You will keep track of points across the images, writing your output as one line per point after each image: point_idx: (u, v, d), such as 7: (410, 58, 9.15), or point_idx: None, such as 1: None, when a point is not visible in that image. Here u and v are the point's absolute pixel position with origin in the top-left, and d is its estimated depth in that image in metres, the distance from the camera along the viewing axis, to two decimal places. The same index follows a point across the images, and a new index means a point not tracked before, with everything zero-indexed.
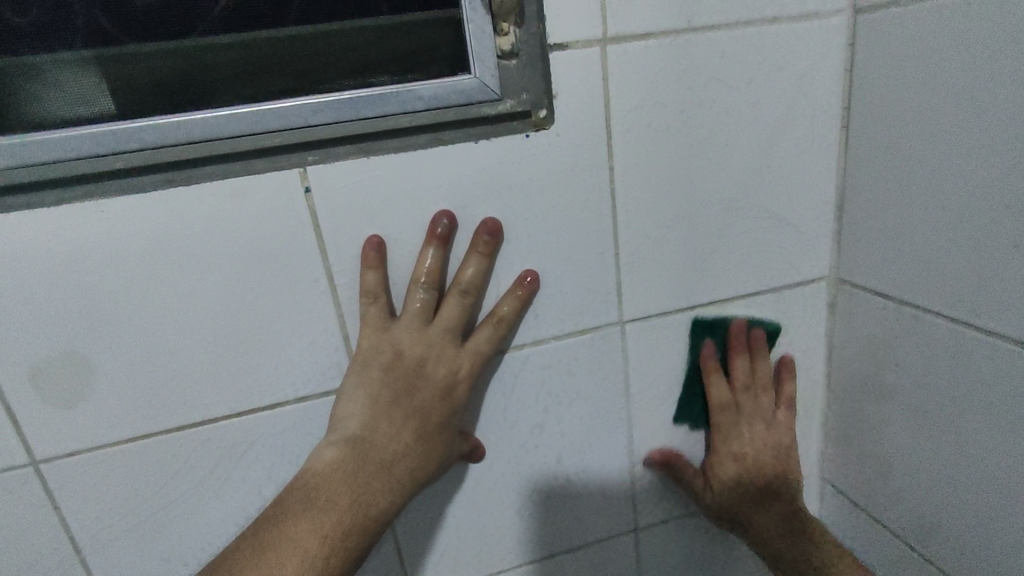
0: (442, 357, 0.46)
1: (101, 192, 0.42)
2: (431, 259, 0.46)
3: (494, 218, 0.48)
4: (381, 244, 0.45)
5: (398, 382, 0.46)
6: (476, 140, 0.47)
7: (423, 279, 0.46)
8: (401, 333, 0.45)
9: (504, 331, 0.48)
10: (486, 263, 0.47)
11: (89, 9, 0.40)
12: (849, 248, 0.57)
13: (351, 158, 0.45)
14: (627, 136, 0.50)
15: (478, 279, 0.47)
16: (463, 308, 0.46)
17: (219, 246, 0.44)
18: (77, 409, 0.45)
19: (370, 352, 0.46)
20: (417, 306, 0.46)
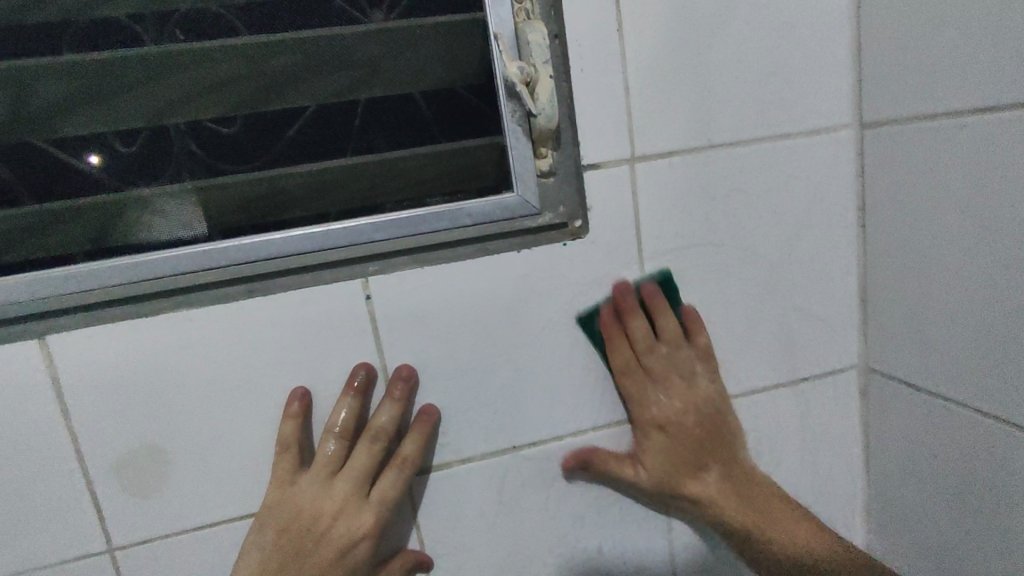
0: (343, 512, 0.48)
1: (192, 303, 0.47)
2: (346, 409, 0.49)
3: (408, 364, 0.51)
4: (304, 396, 0.49)
5: (295, 539, 0.48)
6: (518, 249, 0.52)
7: (334, 431, 0.49)
8: (304, 488, 0.48)
9: (408, 473, 0.50)
10: (398, 413, 0.50)
11: (184, 140, 0.48)
12: (876, 340, 0.59)
13: (408, 268, 0.50)
14: (656, 241, 0.54)
15: (387, 427, 0.49)
16: (371, 457, 0.49)
17: (289, 349, 0.49)
18: (153, 498, 0.49)
19: (273, 509, 0.48)
20: (326, 457, 0.49)
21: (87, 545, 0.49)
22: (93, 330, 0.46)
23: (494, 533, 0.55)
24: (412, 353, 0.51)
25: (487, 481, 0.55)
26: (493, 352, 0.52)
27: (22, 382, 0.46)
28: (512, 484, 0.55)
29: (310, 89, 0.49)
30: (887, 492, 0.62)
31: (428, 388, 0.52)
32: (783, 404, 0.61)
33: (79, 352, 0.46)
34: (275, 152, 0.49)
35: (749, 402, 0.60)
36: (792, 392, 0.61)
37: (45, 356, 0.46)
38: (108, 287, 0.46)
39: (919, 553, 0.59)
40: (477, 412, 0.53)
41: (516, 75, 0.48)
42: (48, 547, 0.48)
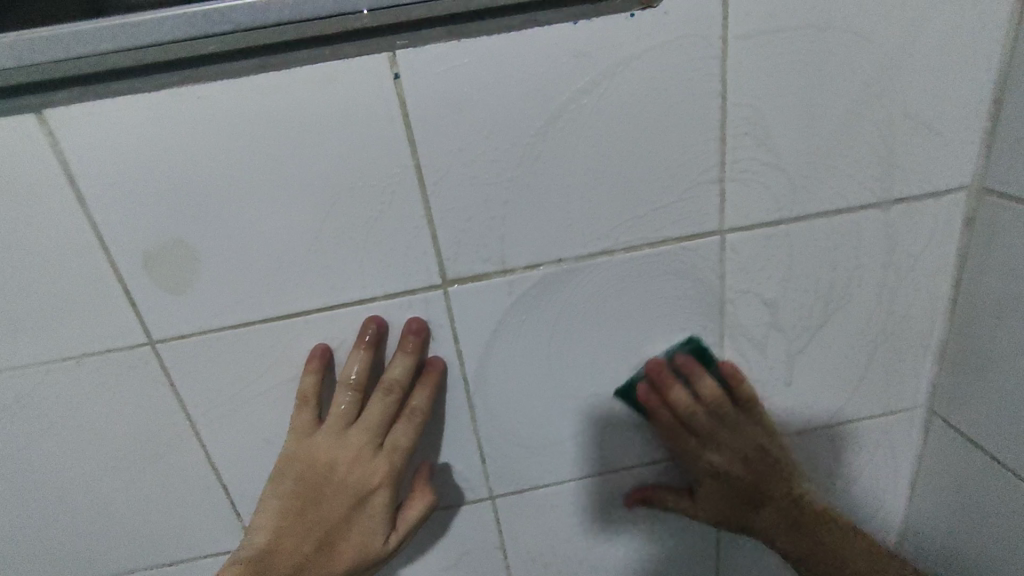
0: (360, 460, 0.50)
1: (200, 77, 0.41)
2: (360, 362, 0.49)
3: (420, 317, 0.51)
4: (324, 351, 0.50)
5: (313, 487, 0.50)
6: (573, 21, 0.42)
7: (349, 382, 0.50)
8: (322, 436, 0.50)
9: (420, 420, 0.51)
10: (412, 362, 0.50)
11: None
12: (1002, 152, 0.49)
13: (442, 43, 0.42)
14: (748, 15, 0.44)
15: (401, 377, 0.50)
16: (385, 407, 0.50)
17: (312, 140, 0.43)
18: (186, 293, 0.47)
19: (291, 457, 0.51)
20: (344, 405, 0.50)
21: (127, 337, 0.49)
22: (97, 106, 0.41)
23: (537, 346, 0.54)
24: (450, 151, 0.45)
25: (530, 295, 0.51)
26: (539, 151, 0.46)
27: (32, 165, 0.42)
28: (557, 298, 0.52)
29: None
30: (972, 330, 0.56)
31: (466, 190, 0.46)
32: (870, 230, 0.53)
33: (87, 131, 0.42)
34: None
35: (830, 226, 0.52)
36: (884, 215, 0.53)
37: (48, 133, 0.41)
38: (101, 55, 0.40)
39: (998, 393, 0.54)
40: (520, 220, 0.48)
41: None
42: (91, 336, 0.48)
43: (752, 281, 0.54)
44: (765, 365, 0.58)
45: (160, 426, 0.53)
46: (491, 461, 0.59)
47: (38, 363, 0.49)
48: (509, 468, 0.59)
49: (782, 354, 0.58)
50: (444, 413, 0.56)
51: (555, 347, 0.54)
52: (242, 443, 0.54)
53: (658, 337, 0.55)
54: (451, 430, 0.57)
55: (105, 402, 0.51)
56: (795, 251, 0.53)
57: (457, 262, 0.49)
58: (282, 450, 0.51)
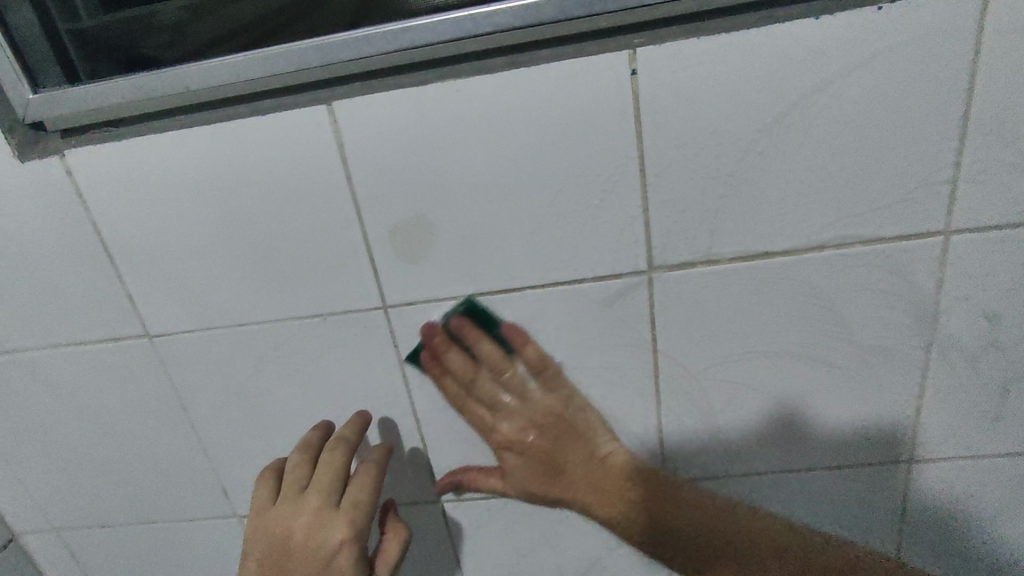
0: (318, 521, 0.55)
1: (457, 74, 0.47)
2: (313, 438, 0.59)
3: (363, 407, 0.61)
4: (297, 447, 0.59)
5: (278, 556, 0.55)
6: (817, 16, 0.43)
7: (299, 452, 0.58)
8: (281, 508, 0.56)
9: (375, 477, 0.57)
10: (353, 426, 0.59)
11: None
12: None
13: (681, 41, 0.44)
14: (1008, 8, 0.42)
15: (349, 436, 0.58)
16: (331, 468, 0.56)
17: (547, 131, 0.47)
18: (418, 265, 0.54)
19: (262, 531, 0.56)
20: (298, 476, 0.57)
21: (365, 300, 0.56)
22: (372, 97, 0.48)
23: (729, 339, 0.55)
24: (673, 145, 0.47)
25: (732, 287, 0.52)
26: (761, 146, 0.47)
27: (315, 148, 0.50)
28: (758, 292, 0.52)
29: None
30: None
31: (683, 181, 0.48)
32: None
33: (360, 119, 0.49)
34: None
35: None
36: None
37: (330, 121, 0.49)
38: (383, 54, 0.46)
39: None
40: (733, 212, 0.49)
41: None
42: (336, 296, 0.56)
43: (973, 287, 0.51)
44: (975, 380, 0.55)
45: (380, 380, 0.60)
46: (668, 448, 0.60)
47: (292, 317, 0.58)
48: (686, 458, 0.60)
49: (998, 370, 0.54)
50: (629, 396, 0.58)
51: (749, 341, 0.54)
52: (445, 403, 0.60)
53: (857, 338, 0.54)
54: (633, 414, 0.59)
55: (338, 356, 0.59)
56: None
57: (664, 250, 0.51)
58: (247, 537, 0.57)
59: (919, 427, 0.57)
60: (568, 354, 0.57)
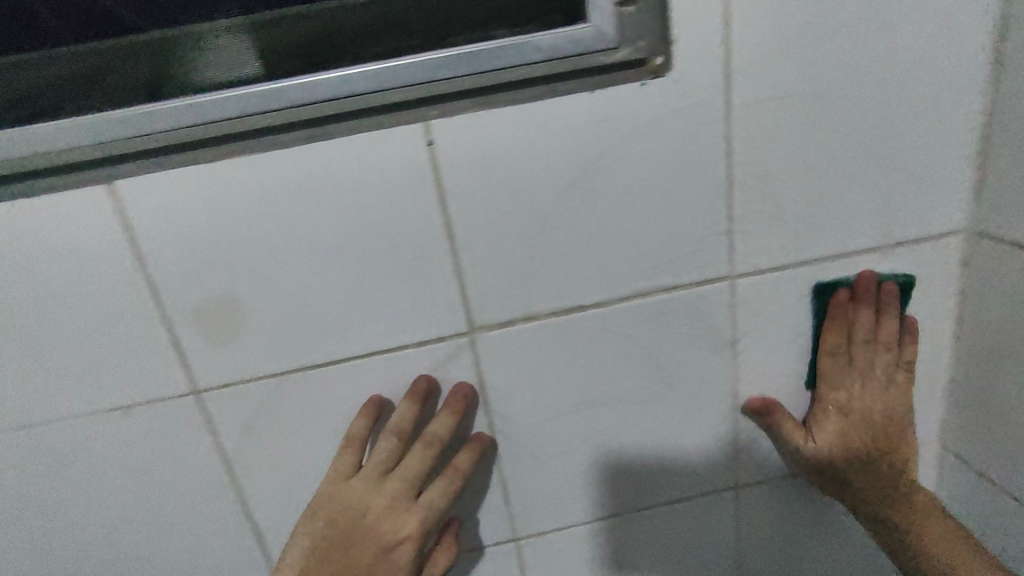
0: (389, 515, 0.51)
1: (252, 148, 0.46)
2: (404, 416, 0.52)
3: (424, 374, 0.54)
4: (378, 407, 0.53)
5: (343, 531, 0.51)
6: (591, 90, 0.46)
7: (395, 433, 0.52)
8: (360, 483, 0.52)
9: (458, 483, 0.53)
10: (454, 422, 0.53)
11: None
12: (992, 199, 0.52)
13: (471, 112, 0.46)
14: (749, 82, 0.48)
15: (442, 433, 0.52)
16: (419, 461, 0.52)
17: (351, 202, 0.47)
18: (230, 345, 0.51)
19: (325, 500, 0.52)
20: (379, 463, 0.52)
21: (173, 387, 0.52)
22: (160, 174, 0.46)
23: (558, 390, 0.56)
24: (477, 210, 0.48)
25: (552, 341, 0.54)
26: (560, 206, 0.49)
27: (98, 229, 0.46)
28: (577, 344, 0.54)
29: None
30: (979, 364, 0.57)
31: (493, 243, 0.50)
32: (872, 272, 0.56)
33: (149, 197, 0.46)
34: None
35: (835, 269, 0.55)
36: (885, 259, 0.55)
37: (114, 200, 0.46)
38: (166, 132, 0.44)
39: (1009, 429, 0.56)
40: (543, 271, 0.51)
41: None
42: (139, 386, 0.51)
43: (762, 323, 0.56)
44: (779, 405, 0.60)
45: (200, 472, 0.55)
46: (515, 501, 0.60)
47: (88, 413, 0.52)
48: (532, 509, 0.61)
49: (795, 394, 0.60)
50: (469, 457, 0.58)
51: (576, 391, 0.56)
52: (278, 488, 0.56)
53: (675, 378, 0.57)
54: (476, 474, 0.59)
55: (148, 450, 0.54)
56: (802, 293, 0.56)
57: (484, 311, 0.52)
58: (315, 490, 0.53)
59: (739, 454, 0.62)
60: (402, 422, 0.55)
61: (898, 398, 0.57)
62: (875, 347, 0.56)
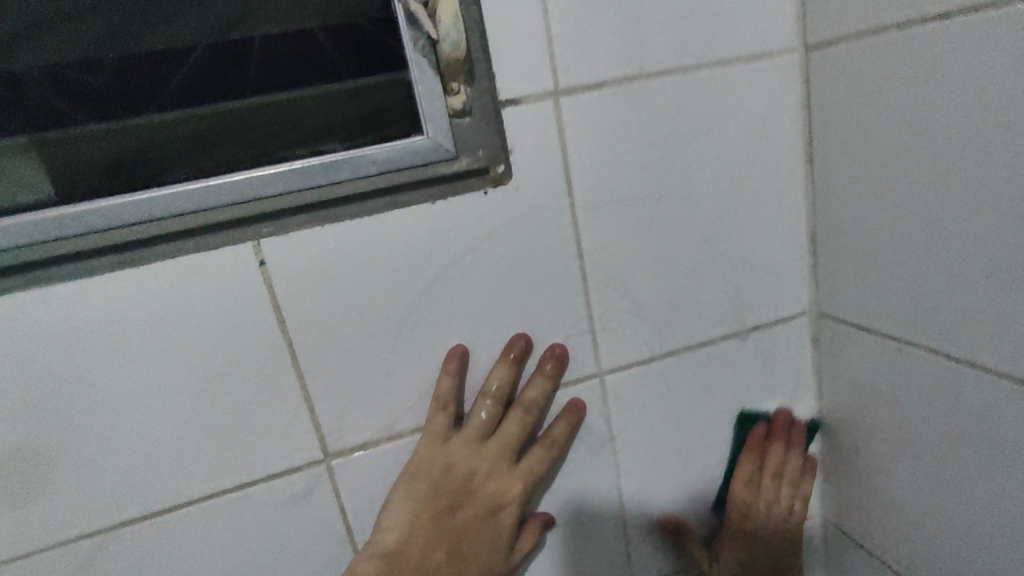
0: (494, 476, 0.49)
1: (53, 279, 0.41)
2: (502, 378, 0.49)
3: (459, 344, 0.48)
4: (464, 355, 0.48)
5: (434, 494, 0.47)
6: (433, 200, 0.46)
7: (530, 407, 0.49)
8: (459, 446, 0.48)
9: (556, 453, 0.51)
10: (550, 385, 0.50)
11: (43, 92, 0.41)
12: (828, 281, 0.55)
13: (308, 227, 0.44)
14: (589, 186, 0.49)
15: (539, 400, 0.49)
16: (521, 427, 0.49)
17: (177, 329, 0.43)
18: (28, 507, 0.43)
19: (417, 471, 0.47)
20: (482, 418, 0.49)
21: None
22: None
23: None
24: (321, 328, 0.45)
25: None
26: (412, 317, 0.47)
27: None
28: None
29: (185, 23, 0.42)
30: (844, 440, 0.59)
31: (342, 361, 0.46)
32: (734, 357, 0.57)
33: None
34: (160, 97, 0.43)
35: (698, 357, 0.56)
36: (743, 344, 0.57)
37: None
38: None
39: (876, 500, 0.56)
40: (400, 386, 0.48)
41: None
42: None
43: (636, 417, 0.55)
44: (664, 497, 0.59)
45: None
46: None
47: None
48: None
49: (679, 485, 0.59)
50: None
51: None
52: None
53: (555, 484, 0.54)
54: None
55: None
56: (671, 384, 0.56)
57: (338, 434, 0.47)
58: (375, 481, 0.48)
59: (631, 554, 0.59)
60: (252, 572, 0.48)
61: (798, 519, 0.59)
62: (782, 481, 0.58)
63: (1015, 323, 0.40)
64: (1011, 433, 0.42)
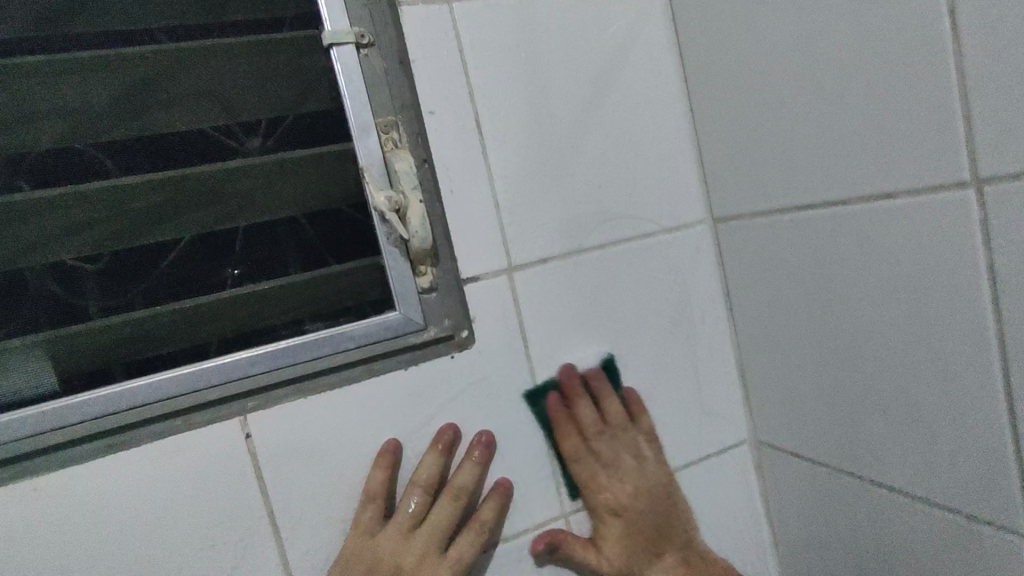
0: (421, 568, 0.48)
1: (42, 468, 0.43)
2: (431, 466, 0.50)
3: (393, 438, 0.50)
4: (395, 450, 0.50)
5: None
6: (405, 365, 0.51)
7: (458, 494, 0.50)
8: (386, 540, 0.48)
9: (485, 537, 0.51)
10: (480, 472, 0.51)
11: (42, 280, 0.46)
12: (761, 413, 0.62)
13: (290, 399, 0.48)
14: (543, 344, 0.55)
15: (468, 486, 0.50)
16: (449, 514, 0.50)
17: (160, 508, 0.45)
18: None
19: (347, 564, 0.47)
20: (409, 510, 0.49)
21: None
22: None
23: None
24: (300, 494, 0.48)
25: None
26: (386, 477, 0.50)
27: None
28: None
29: (201, 219, 0.49)
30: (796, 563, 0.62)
31: (320, 526, 0.49)
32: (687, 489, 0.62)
33: None
34: (154, 284, 0.48)
35: None
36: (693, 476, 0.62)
37: None
38: None
39: None
40: None
41: (383, 203, 0.49)
42: None
43: None
44: None
45: None
46: None
47: None
48: None
49: None
50: None
51: None
52: None
53: None
54: None
55: None
56: None
57: None
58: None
59: None
60: None
61: (659, 478, 0.58)
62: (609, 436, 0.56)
63: (917, 450, 0.47)
64: (936, 551, 0.48)
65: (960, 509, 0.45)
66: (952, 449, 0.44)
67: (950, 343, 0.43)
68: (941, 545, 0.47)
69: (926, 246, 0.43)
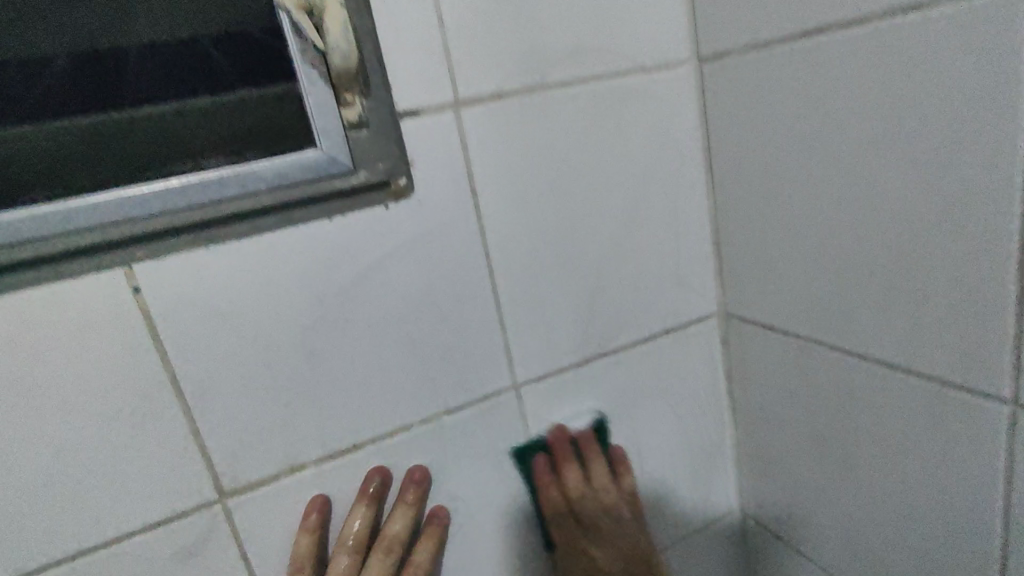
0: None
1: None
2: (361, 519, 0.46)
3: (321, 494, 0.47)
4: (324, 502, 0.46)
5: None
6: (330, 216, 0.44)
7: (395, 518, 0.47)
8: None
9: None
10: (414, 512, 0.48)
11: None
12: (732, 282, 0.57)
13: (188, 249, 0.41)
14: (496, 195, 0.48)
15: (402, 534, 0.47)
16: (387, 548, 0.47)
17: (34, 371, 0.38)
18: None
19: None
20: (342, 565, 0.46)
21: None
22: None
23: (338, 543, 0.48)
24: (207, 356, 0.42)
25: (329, 488, 0.47)
26: (311, 342, 0.44)
27: None
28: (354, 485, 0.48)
29: (55, 20, 0.37)
30: (752, 434, 0.61)
31: (235, 391, 0.43)
32: (648, 363, 0.58)
33: None
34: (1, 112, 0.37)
35: (614, 365, 0.56)
36: (654, 348, 0.58)
37: None
38: None
39: (783, 491, 0.58)
40: (304, 415, 0.45)
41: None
42: None
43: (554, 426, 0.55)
44: None
45: None
46: None
47: None
48: None
49: None
50: None
51: None
52: None
53: (475, 499, 0.52)
54: None
55: None
56: (586, 391, 0.55)
57: (234, 471, 0.44)
58: None
59: None
60: None
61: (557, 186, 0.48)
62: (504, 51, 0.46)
63: (900, 313, 0.43)
64: (904, 418, 0.45)
65: (939, 374, 0.41)
66: (940, 309, 0.40)
67: (952, 183, 0.37)
68: (910, 410, 0.44)
69: (945, 72, 0.36)
